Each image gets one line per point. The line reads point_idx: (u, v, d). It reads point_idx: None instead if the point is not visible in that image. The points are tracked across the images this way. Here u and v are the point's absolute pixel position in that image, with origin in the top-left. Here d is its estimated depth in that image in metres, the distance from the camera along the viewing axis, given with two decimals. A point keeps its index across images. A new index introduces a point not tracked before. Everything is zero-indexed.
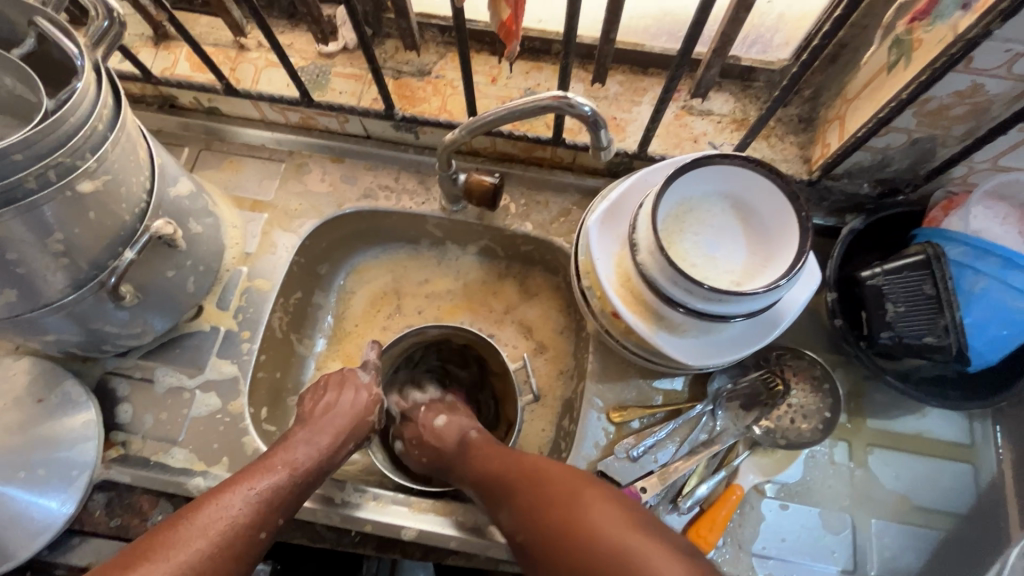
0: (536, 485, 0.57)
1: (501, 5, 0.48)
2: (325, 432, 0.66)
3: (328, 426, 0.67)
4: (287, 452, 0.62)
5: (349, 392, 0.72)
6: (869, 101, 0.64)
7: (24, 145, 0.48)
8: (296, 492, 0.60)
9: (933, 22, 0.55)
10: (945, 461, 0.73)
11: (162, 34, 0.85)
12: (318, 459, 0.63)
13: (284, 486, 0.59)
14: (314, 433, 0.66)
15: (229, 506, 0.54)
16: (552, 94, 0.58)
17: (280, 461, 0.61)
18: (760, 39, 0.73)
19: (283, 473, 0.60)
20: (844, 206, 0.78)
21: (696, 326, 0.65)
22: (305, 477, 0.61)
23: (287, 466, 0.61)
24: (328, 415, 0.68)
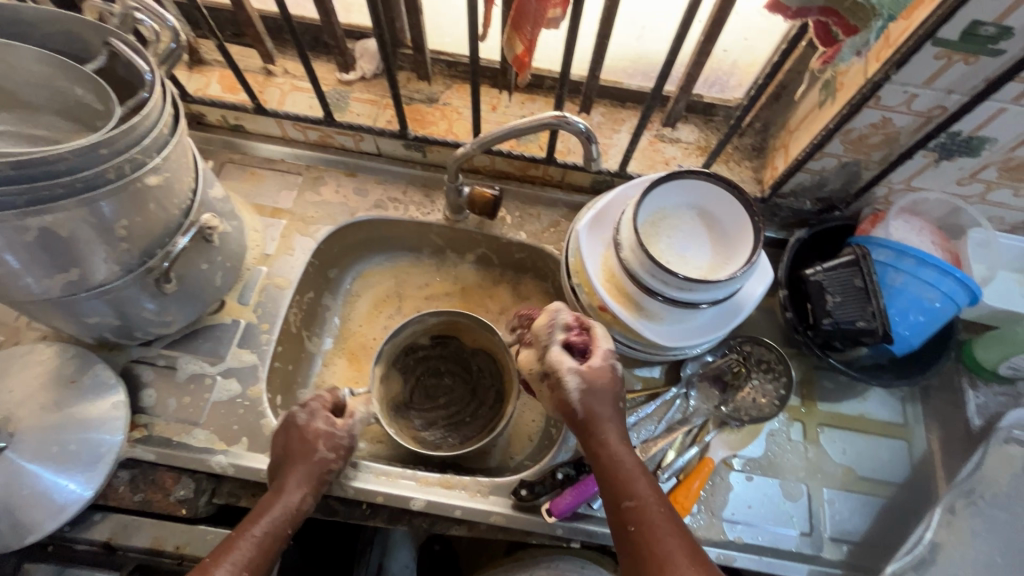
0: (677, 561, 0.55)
1: (515, 41, 0.59)
2: (298, 484, 0.69)
3: (300, 478, 0.70)
4: (259, 518, 0.66)
5: (312, 427, 0.74)
6: (807, 131, 0.78)
7: (108, 141, 0.56)
8: (274, 553, 0.65)
9: (850, 68, 0.69)
10: (884, 438, 0.84)
11: (196, 59, 0.95)
12: (292, 517, 0.68)
13: (260, 552, 0.64)
14: (288, 490, 0.69)
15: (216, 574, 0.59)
16: (551, 116, 0.70)
17: (254, 529, 0.65)
18: (718, 81, 0.88)
19: (258, 540, 0.64)
20: (791, 221, 0.92)
21: (671, 314, 0.76)
22: (280, 537, 0.66)
23: (265, 530, 0.65)
24: (299, 463, 0.70)
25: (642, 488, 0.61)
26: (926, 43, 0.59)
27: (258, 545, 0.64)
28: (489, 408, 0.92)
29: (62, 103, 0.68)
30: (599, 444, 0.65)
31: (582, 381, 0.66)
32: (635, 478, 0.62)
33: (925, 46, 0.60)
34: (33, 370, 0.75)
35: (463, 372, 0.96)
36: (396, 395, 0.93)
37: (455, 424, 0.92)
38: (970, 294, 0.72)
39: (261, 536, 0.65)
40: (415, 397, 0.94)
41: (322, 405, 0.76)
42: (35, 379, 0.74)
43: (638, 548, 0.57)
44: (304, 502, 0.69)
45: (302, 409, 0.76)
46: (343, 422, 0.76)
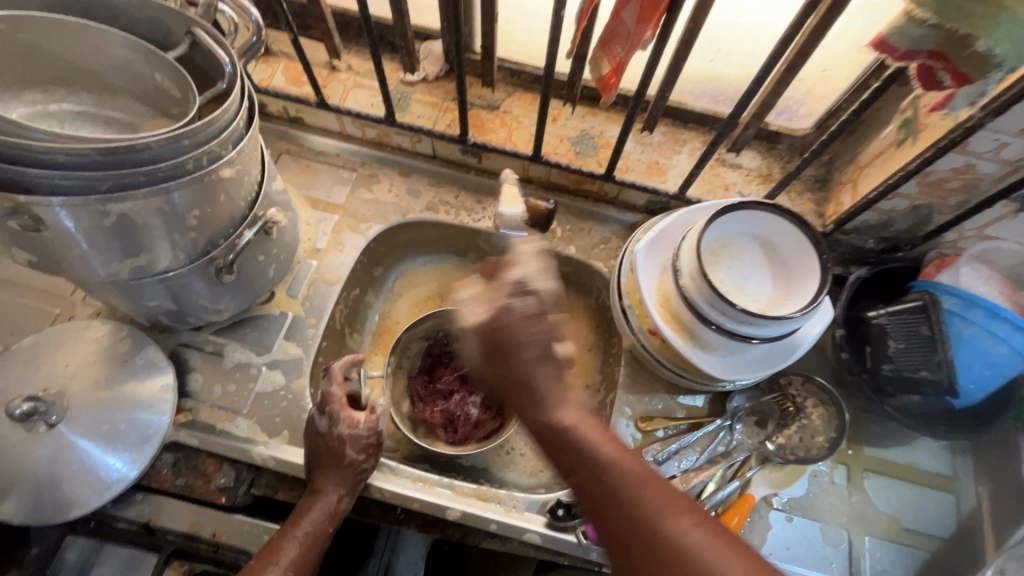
0: (619, 460, 0.55)
1: (602, 61, 0.59)
2: (334, 486, 0.71)
3: (337, 479, 0.72)
4: (301, 520, 0.70)
5: (334, 432, 0.73)
6: (880, 169, 0.76)
7: (191, 133, 0.57)
8: (319, 551, 0.69)
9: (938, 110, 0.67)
10: (931, 489, 0.82)
11: (262, 49, 0.96)
12: (332, 517, 0.71)
13: (303, 551, 0.68)
14: (326, 491, 0.71)
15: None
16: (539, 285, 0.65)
17: (299, 529, 0.69)
18: (787, 109, 0.86)
19: (303, 540, 0.68)
20: (849, 257, 0.89)
21: (725, 345, 0.74)
22: (323, 535, 0.70)
23: (308, 529, 0.69)
24: (331, 468, 0.72)
25: (563, 394, 0.61)
26: None
27: (304, 544, 0.68)
28: (490, 414, 0.89)
29: (140, 88, 0.69)
30: (566, 431, 0.58)
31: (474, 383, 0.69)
32: (551, 392, 0.61)
33: None
34: (89, 345, 0.76)
35: (472, 372, 0.92)
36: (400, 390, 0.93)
37: (450, 424, 0.89)
38: None
39: (304, 537, 0.68)
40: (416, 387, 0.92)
41: (340, 406, 0.74)
42: (89, 354, 0.75)
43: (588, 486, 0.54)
44: (342, 503, 0.71)
45: (322, 413, 0.74)
46: (366, 420, 0.75)
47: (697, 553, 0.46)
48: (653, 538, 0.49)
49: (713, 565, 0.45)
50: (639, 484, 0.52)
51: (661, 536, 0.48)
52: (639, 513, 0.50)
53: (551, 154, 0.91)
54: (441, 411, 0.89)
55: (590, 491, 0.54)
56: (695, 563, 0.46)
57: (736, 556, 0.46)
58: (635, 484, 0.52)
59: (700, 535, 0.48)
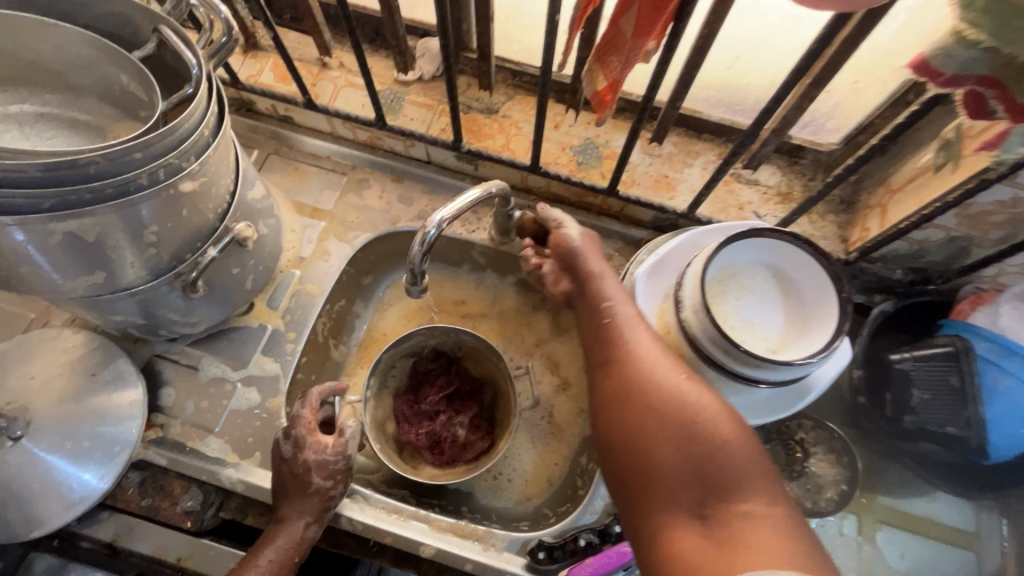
0: (640, 343, 0.57)
1: (598, 76, 0.53)
2: (300, 512, 0.67)
3: (302, 505, 0.67)
4: (264, 548, 0.65)
5: (300, 457, 0.67)
6: (913, 196, 0.68)
7: (142, 146, 0.52)
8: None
9: None
10: (952, 548, 0.74)
11: (252, 43, 0.91)
12: (297, 546, 0.66)
13: None
14: (290, 519, 0.66)
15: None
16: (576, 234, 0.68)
17: (258, 561, 0.64)
18: (813, 122, 0.78)
19: (265, 571, 0.63)
20: (874, 286, 0.81)
21: (728, 385, 0.68)
22: (286, 567, 0.65)
23: (269, 561, 0.64)
24: (296, 494, 0.67)
25: (619, 296, 0.62)
26: None
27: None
28: (479, 434, 0.84)
29: (106, 89, 0.64)
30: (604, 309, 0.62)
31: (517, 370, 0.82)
32: (604, 285, 0.64)
33: None
34: (58, 356, 0.73)
35: (459, 391, 0.87)
36: (384, 411, 0.87)
37: (436, 445, 0.83)
38: None
39: (264, 569, 0.63)
40: (400, 408, 0.86)
41: (307, 430, 0.68)
42: (56, 367, 0.72)
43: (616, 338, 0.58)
44: (307, 531, 0.67)
45: (287, 437, 0.69)
46: (334, 443, 0.69)
47: (701, 427, 0.48)
48: (656, 394, 0.51)
49: (711, 440, 0.47)
50: (664, 367, 0.54)
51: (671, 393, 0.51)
52: (652, 385, 0.52)
53: (551, 163, 0.85)
54: (426, 432, 0.84)
55: (607, 368, 0.57)
56: (687, 421, 0.49)
57: (754, 459, 0.47)
58: (657, 370, 0.53)
59: (723, 422, 0.48)
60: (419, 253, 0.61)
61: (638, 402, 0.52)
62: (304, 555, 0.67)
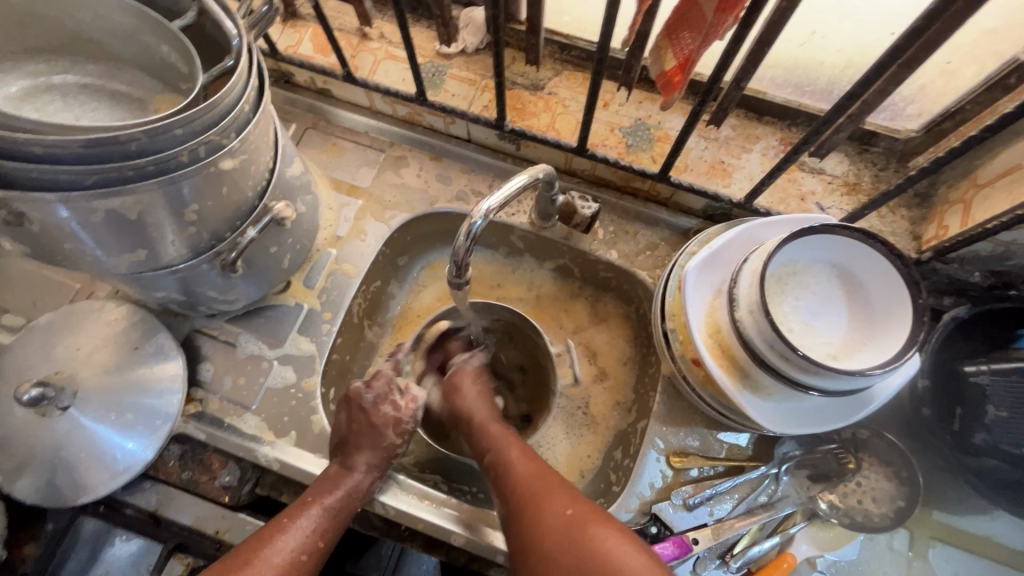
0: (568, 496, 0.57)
1: (666, 54, 0.48)
2: (368, 462, 0.67)
3: (372, 454, 0.67)
4: (332, 490, 0.65)
5: (378, 410, 0.69)
6: (1004, 194, 0.61)
7: (185, 121, 0.50)
8: (339, 529, 0.64)
9: None
10: (1011, 570, 0.70)
11: (291, 12, 0.88)
12: (361, 494, 0.66)
13: (331, 519, 0.63)
14: (357, 468, 0.66)
15: (284, 548, 0.58)
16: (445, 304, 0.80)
17: (324, 502, 0.63)
18: (891, 106, 0.71)
19: (329, 510, 0.63)
20: (945, 288, 0.75)
21: (782, 391, 0.64)
22: (344, 513, 0.64)
23: (332, 504, 0.64)
24: (369, 444, 0.67)
25: (503, 452, 0.65)
26: None
27: (327, 519, 0.63)
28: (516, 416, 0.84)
29: (147, 59, 0.62)
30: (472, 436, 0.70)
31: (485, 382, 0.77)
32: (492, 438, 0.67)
33: None
34: (102, 328, 0.74)
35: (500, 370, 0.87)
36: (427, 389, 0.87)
37: None
38: None
39: (329, 510, 0.63)
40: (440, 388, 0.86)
41: (387, 385, 0.71)
42: (101, 338, 0.73)
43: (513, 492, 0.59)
44: (366, 481, 0.66)
45: (367, 387, 0.70)
46: (410, 405, 0.71)
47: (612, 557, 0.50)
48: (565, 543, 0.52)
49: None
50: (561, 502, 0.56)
51: (579, 547, 0.51)
52: (584, 532, 0.52)
53: (598, 145, 0.80)
54: None
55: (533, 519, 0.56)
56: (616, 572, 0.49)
57: None
58: (553, 504, 0.56)
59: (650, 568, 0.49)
60: (463, 244, 0.59)
61: (571, 556, 0.51)
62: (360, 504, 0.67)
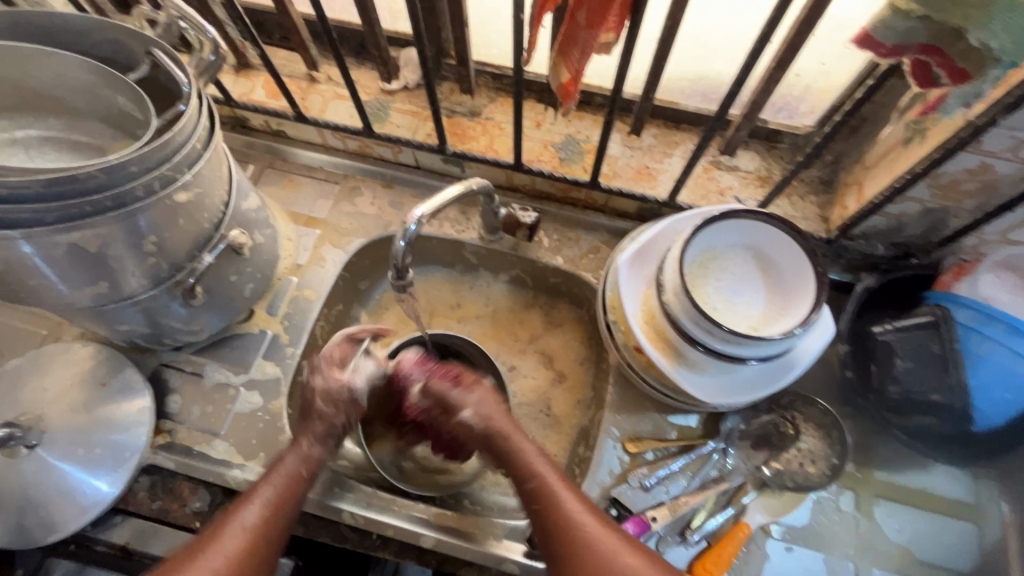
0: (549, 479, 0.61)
1: (561, 68, 0.54)
2: (310, 432, 0.64)
3: (314, 426, 0.65)
4: (280, 461, 0.63)
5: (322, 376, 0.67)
6: (885, 171, 0.69)
7: (139, 158, 0.56)
8: (296, 498, 0.61)
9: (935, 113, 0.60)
10: (950, 518, 0.75)
11: (244, 63, 0.95)
12: (310, 461, 0.63)
13: (283, 487, 0.61)
14: (303, 440, 0.64)
15: (222, 551, 0.55)
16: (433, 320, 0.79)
17: (273, 473, 0.62)
18: (787, 106, 0.79)
19: (276, 484, 0.61)
20: (859, 264, 0.82)
21: (714, 365, 0.69)
22: (298, 482, 0.62)
23: (283, 474, 0.62)
24: (310, 415, 0.66)
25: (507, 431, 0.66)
26: None
27: (277, 487, 0.61)
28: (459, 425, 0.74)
29: (105, 111, 0.68)
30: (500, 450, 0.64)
31: (476, 405, 0.66)
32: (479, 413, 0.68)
33: None
34: (70, 369, 0.77)
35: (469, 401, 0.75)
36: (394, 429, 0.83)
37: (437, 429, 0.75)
38: None
39: (270, 499, 0.59)
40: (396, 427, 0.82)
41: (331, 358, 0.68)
42: (68, 378, 0.76)
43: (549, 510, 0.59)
44: (317, 450, 0.64)
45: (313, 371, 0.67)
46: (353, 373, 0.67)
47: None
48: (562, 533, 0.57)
49: None
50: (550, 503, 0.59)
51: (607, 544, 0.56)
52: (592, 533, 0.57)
53: (534, 161, 0.87)
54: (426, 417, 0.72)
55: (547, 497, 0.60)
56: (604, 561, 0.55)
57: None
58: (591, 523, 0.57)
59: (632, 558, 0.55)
60: (401, 248, 0.64)
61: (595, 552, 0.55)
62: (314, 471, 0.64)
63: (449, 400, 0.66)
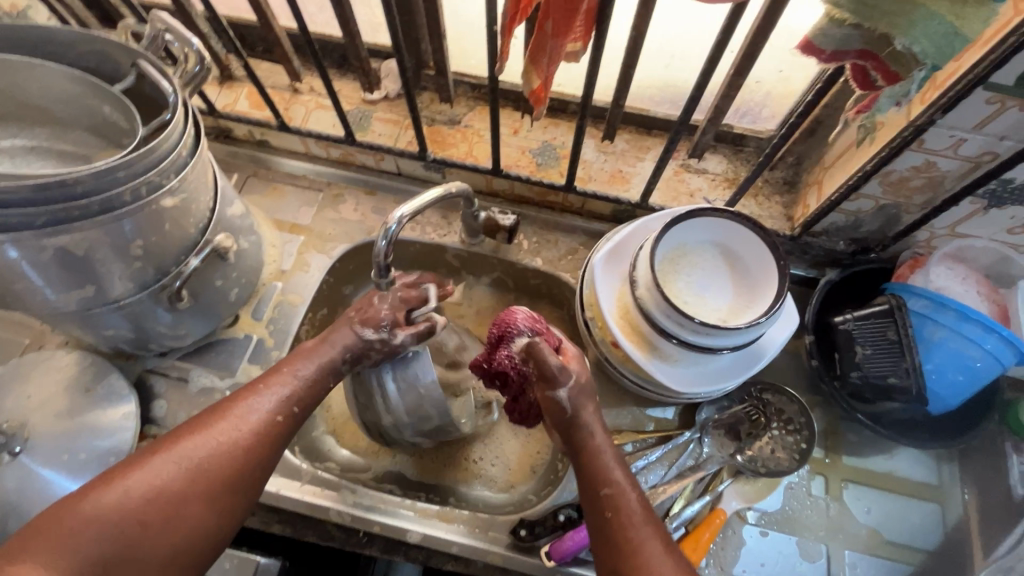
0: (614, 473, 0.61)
1: (532, 75, 0.57)
2: (337, 343, 0.67)
3: (337, 340, 0.67)
4: (304, 361, 0.65)
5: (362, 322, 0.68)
6: (841, 170, 0.74)
7: (126, 164, 0.57)
8: (308, 403, 0.64)
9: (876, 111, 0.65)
10: (915, 499, 0.78)
11: (227, 75, 0.97)
12: (330, 373, 0.66)
13: (301, 389, 0.64)
14: (331, 344, 0.66)
15: (232, 433, 0.58)
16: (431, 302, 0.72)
17: (296, 372, 0.64)
18: (750, 111, 0.84)
19: (296, 386, 0.63)
20: (822, 260, 0.87)
21: (687, 357, 0.72)
22: (315, 389, 0.65)
23: (306, 376, 0.65)
24: (340, 326, 0.68)
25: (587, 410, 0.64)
26: (978, 88, 0.55)
27: (296, 388, 0.63)
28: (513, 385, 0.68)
29: (91, 120, 0.70)
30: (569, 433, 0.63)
31: (575, 384, 0.63)
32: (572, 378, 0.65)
33: (976, 90, 0.55)
34: (54, 376, 0.77)
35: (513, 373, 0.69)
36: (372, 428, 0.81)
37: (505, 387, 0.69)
38: (1018, 354, 0.67)
39: (287, 394, 0.63)
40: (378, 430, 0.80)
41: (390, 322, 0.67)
42: (52, 385, 0.76)
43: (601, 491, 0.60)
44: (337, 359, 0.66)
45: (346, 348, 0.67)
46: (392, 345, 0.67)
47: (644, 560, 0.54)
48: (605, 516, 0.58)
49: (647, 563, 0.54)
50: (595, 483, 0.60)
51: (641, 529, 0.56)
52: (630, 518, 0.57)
53: (512, 166, 0.90)
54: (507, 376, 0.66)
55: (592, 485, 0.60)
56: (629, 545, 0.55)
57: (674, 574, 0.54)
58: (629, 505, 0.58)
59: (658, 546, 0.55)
60: (384, 247, 0.66)
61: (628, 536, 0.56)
62: (332, 379, 0.67)
63: (551, 373, 0.62)
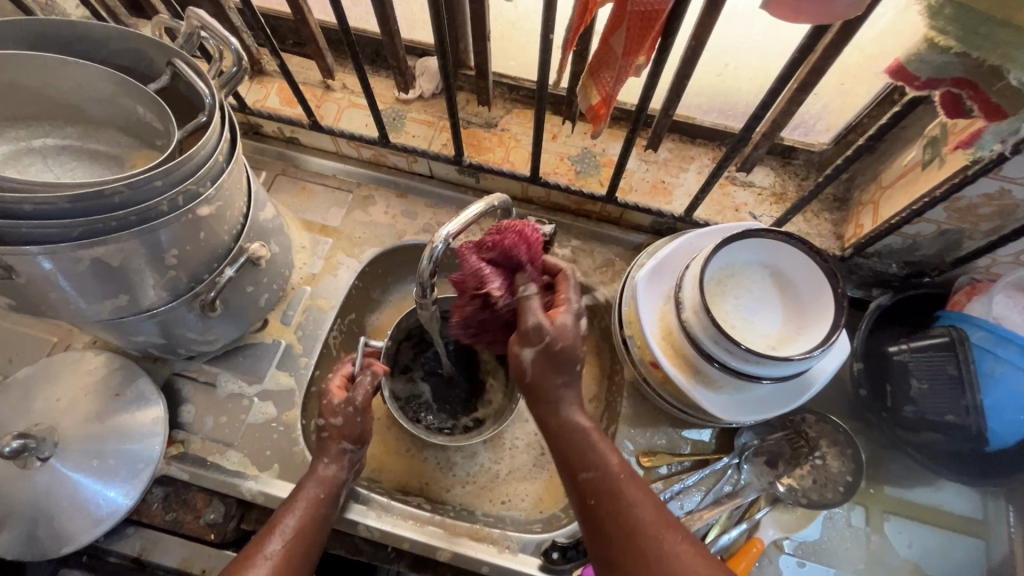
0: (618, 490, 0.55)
1: (591, 90, 0.55)
2: (331, 458, 0.67)
3: (316, 475, 0.66)
4: (291, 509, 0.62)
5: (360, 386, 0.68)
6: (901, 193, 0.70)
7: (163, 173, 0.55)
8: (313, 543, 0.61)
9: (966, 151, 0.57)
10: (957, 534, 0.76)
11: (258, 69, 0.94)
12: (322, 502, 0.64)
13: (300, 534, 0.60)
14: (308, 482, 0.65)
15: None
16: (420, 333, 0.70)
17: (284, 521, 0.61)
18: (803, 124, 0.80)
19: (288, 531, 0.60)
20: (871, 282, 0.83)
21: (731, 383, 0.70)
22: (313, 527, 0.62)
23: (296, 522, 0.61)
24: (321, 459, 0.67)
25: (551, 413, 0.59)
26: None
27: (292, 536, 0.60)
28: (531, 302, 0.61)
29: (124, 120, 0.67)
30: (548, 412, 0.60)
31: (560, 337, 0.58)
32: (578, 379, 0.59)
33: None
34: (82, 378, 0.76)
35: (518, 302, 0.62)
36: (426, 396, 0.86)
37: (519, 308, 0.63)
38: None
39: (294, 526, 0.61)
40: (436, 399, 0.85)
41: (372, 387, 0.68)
42: (81, 387, 0.75)
43: (630, 544, 0.52)
44: (335, 470, 0.67)
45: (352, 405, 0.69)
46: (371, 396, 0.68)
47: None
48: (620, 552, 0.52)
49: None
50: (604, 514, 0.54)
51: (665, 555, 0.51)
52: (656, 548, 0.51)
53: (550, 173, 0.87)
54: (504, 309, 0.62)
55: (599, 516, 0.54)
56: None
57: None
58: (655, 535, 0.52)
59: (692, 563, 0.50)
60: (426, 267, 0.63)
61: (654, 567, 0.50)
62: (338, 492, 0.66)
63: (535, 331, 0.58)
